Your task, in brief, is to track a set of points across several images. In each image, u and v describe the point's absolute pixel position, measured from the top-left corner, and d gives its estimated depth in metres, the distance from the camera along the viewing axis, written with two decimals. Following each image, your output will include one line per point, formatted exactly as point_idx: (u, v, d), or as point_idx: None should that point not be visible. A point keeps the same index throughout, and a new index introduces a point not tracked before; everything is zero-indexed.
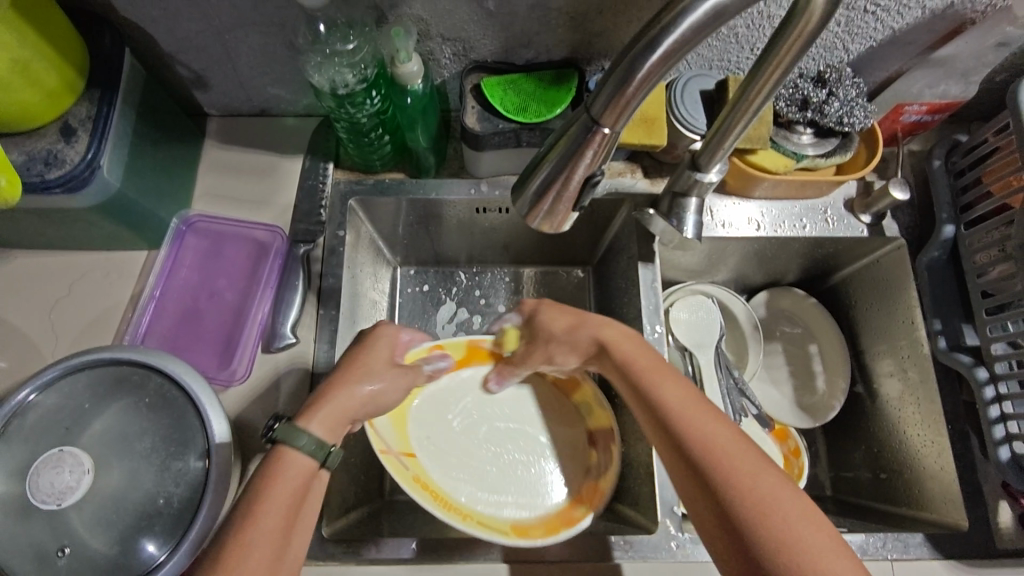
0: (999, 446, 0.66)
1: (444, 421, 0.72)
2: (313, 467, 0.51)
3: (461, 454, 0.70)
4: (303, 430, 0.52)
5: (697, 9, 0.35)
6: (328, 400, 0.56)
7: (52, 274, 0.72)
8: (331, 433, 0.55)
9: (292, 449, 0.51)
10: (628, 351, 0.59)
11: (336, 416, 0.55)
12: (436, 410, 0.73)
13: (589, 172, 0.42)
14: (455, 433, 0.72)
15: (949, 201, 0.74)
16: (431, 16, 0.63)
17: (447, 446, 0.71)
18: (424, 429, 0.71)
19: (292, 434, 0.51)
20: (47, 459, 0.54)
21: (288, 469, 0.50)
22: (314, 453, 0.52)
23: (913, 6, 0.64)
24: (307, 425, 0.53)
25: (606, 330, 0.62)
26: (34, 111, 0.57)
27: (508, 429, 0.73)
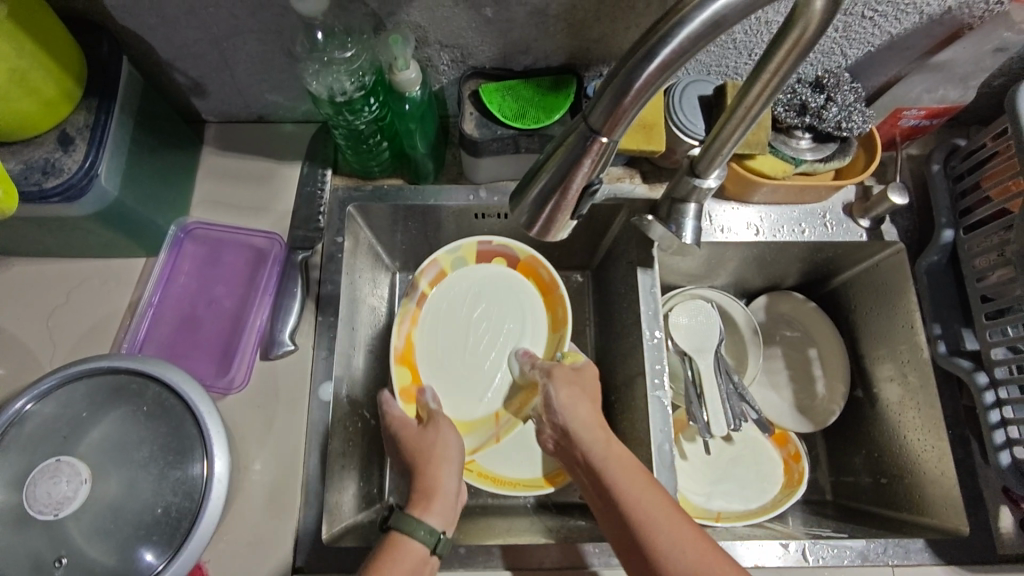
0: (1000, 451, 0.66)
1: (451, 387, 0.74)
2: (425, 553, 0.56)
3: (461, 361, 0.75)
4: (419, 520, 0.57)
5: (695, 18, 0.35)
6: (432, 492, 0.61)
7: (51, 282, 0.72)
8: (444, 520, 0.59)
9: (410, 537, 0.56)
10: (604, 447, 0.61)
11: (444, 503, 0.60)
12: (451, 394, 0.74)
13: (588, 180, 0.42)
14: (455, 374, 0.75)
15: (948, 206, 0.74)
16: (429, 23, 0.63)
17: (467, 381, 0.75)
18: (467, 407, 0.73)
19: (409, 525, 0.57)
20: (44, 468, 0.54)
21: (403, 556, 0.55)
22: (427, 540, 0.57)
23: (911, 12, 0.64)
24: (423, 516, 0.58)
25: (587, 421, 0.64)
26: (31, 121, 0.57)
27: (452, 323, 0.77)
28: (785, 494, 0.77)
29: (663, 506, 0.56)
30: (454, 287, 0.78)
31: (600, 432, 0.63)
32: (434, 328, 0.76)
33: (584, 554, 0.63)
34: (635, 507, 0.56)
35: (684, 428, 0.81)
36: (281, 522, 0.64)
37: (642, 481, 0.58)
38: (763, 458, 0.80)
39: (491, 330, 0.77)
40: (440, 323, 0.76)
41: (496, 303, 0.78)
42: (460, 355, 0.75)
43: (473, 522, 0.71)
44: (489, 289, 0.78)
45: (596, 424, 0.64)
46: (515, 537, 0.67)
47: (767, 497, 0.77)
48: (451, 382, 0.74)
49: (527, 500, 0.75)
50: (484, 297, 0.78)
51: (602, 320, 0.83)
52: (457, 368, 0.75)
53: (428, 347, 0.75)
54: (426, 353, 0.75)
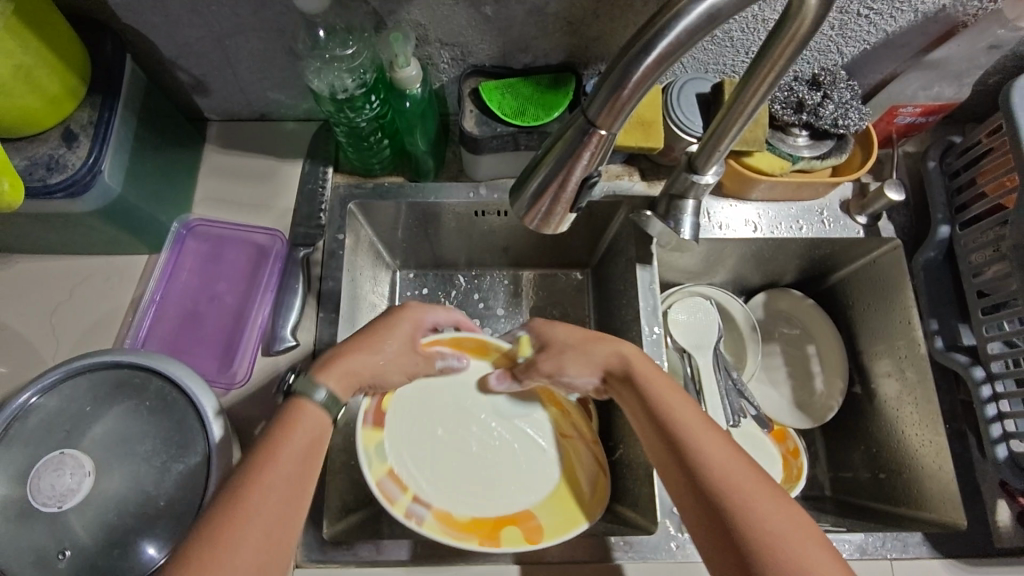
0: (997, 444, 0.66)
1: (504, 490, 0.66)
2: (322, 419, 0.55)
3: (462, 454, 0.68)
4: (321, 386, 0.57)
5: (691, 13, 0.35)
6: (344, 361, 0.59)
7: (54, 279, 0.73)
8: (343, 388, 0.59)
9: (308, 401, 0.55)
10: (644, 370, 0.60)
11: (347, 375, 0.59)
12: (524, 491, 0.67)
13: (587, 173, 0.42)
14: (488, 474, 0.67)
15: (944, 202, 0.75)
16: (430, 22, 0.64)
17: (497, 464, 0.68)
18: (532, 482, 0.67)
19: (309, 388, 0.56)
20: (48, 462, 0.55)
21: (303, 421, 0.54)
22: (325, 407, 0.56)
23: (906, 10, 0.65)
24: (321, 378, 0.57)
25: (624, 352, 0.63)
26: (36, 117, 0.57)
27: (440, 463, 0.67)
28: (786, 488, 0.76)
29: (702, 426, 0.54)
30: (399, 449, 0.67)
31: (637, 360, 0.61)
32: (435, 475, 0.66)
33: (608, 550, 0.63)
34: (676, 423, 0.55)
35: None
36: None
37: (682, 403, 0.56)
38: (762, 451, 0.78)
39: (451, 425, 0.70)
40: (431, 467, 0.67)
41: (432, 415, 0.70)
42: (468, 466, 0.68)
43: None
44: (416, 419, 0.69)
45: (626, 354, 0.62)
46: None
47: None
48: (496, 490, 0.66)
49: None
50: (427, 417, 0.70)
51: (602, 317, 0.83)
52: (484, 467, 0.68)
53: (453, 488, 0.66)
54: (454, 498, 0.65)
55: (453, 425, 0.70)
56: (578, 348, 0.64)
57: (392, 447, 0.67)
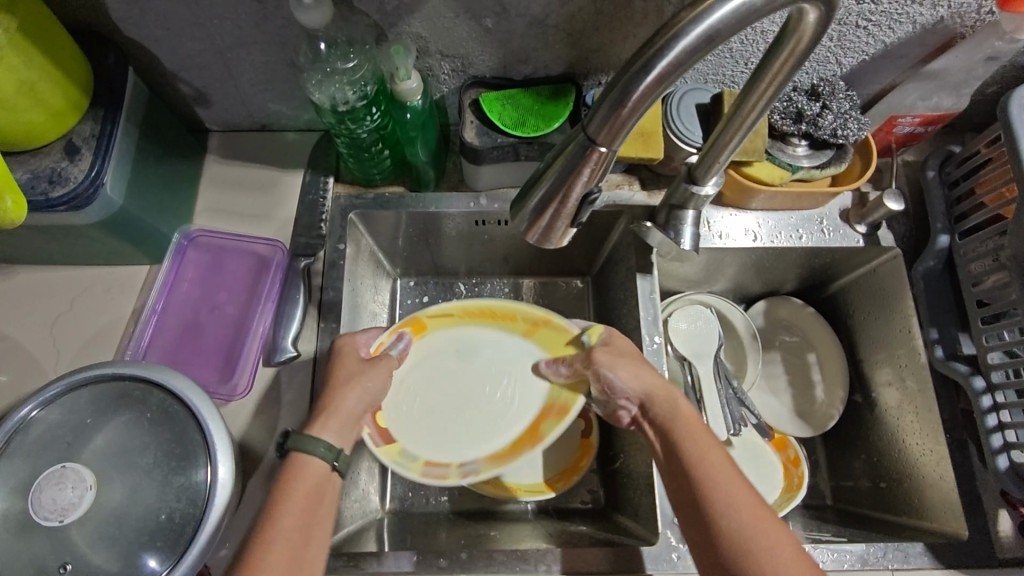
0: (998, 454, 0.66)
1: (516, 393, 0.70)
2: (325, 470, 0.55)
3: (470, 401, 0.70)
4: (314, 437, 0.56)
5: (690, 32, 0.35)
6: (329, 409, 0.59)
7: (55, 289, 0.73)
8: (342, 437, 0.58)
9: (308, 454, 0.55)
10: (679, 410, 0.58)
11: (342, 421, 0.59)
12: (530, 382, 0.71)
13: (588, 188, 0.43)
14: (496, 390, 0.71)
15: (943, 211, 0.75)
16: (431, 34, 0.64)
17: (497, 381, 0.72)
18: (528, 371, 0.72)
19: (307, 442, 0.55)
20: (50, 475, 0.55)
21: (301, 473, 0.54)
22: (326, 457, 0.55)
23: (904, 22, 0.65)
24: (318, 433, 0.57)
25: (661, 386, 0.61)
26: (39, 131, 0.58)
27: (455, 426, 0.69)
28: (785, 499, 0.77)
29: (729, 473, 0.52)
30: (425, 449, 0.67)
31: (669, 397, 0.60)
32: (468, 430, 0.69)
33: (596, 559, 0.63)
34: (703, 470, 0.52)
35: None
36: None
37: (714, 449, 0.54)
38: (765, 465, 0.78)
39: (430, 397, 0.71)
40: (458, 428, 0.69)
41: (418, 398, 0.70)
42: (480, 404, 0.70)
43: (475, 526, 0.72)
44: (409, 426, 0.68)
45: (668, 393, 0.60)
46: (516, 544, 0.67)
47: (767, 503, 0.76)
48: (508, 401, 0.70)
49: (527, 505, 0.75)
50: (414, 413, 0.69)
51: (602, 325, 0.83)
52: (490, 390, 0.71)
53: (484, 424, 0.69)
54: (494, 429, 0.69)
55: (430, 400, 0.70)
56: (636, 368, 0.63)
57: (418, 444, 0.68)
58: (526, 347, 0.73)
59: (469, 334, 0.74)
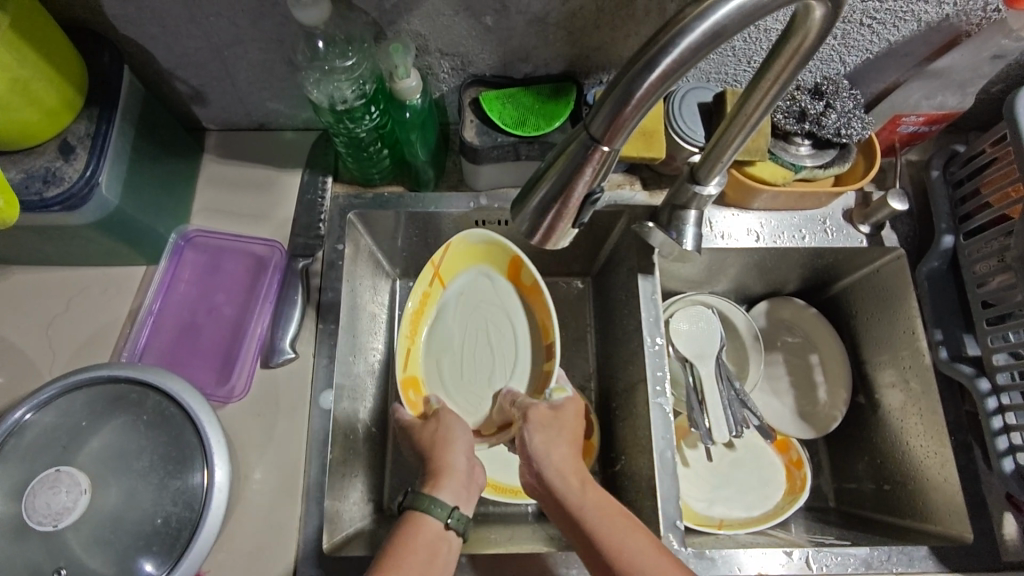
0: (1003, 457, 0.65)
1: (501, 311, 0.77)
2: (440, 528, 0.56)
3: (478, 347, 0.76)
4: (434, 498, 0.58)
5: (696, 28, 0.34)
6: (441, 471, 0.61)
7: (50, 290, 0.72)
8: (458, 497, 0.60)
9: (424, 512, 0.57)
10: (582, 494, 0.60)
11: (455, 480, 0.60)
12: (484, 292, 0.78)
13: (590, 188, 0.42)
14: (485, 323, 0.77)
15: (948, 211, 0.74)
16: (430, 32, 0.64)
17: (478, 322, 0.77)
18: (479, 290, 0.78)
19: (423, 501, 0.57)
20: (42, 480, 0.53)
21: (419, 531, 0.56)
22: (441, 515, 0.57)
23: (909, 20, 0.65)
24: (435, 492, 0.59)
25: (573, 467, 0.63)
26: (33, 130, 0.57)
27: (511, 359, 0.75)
28: (788, 502, 0.76)
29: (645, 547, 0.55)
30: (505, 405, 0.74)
31: (579, 480, 0.62)
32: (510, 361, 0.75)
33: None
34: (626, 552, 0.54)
35: (686, 435, 0.81)
36: (282, 531, 0.64)
37: (629, 527, 0.56)
38: (765, 465, 0.80)
39: (472, 379, 0.74)
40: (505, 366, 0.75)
41: (473, 391, 0.74)
42: (495, 344, 0.76)
43: (475, 529, 0.71)
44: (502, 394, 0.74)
45: (579, 475, 0.62)
46: (518, 545, 0.67)
47: (770, 505, 0.76)
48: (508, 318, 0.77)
49: (528, 507, 0.75)
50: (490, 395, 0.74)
51: (603, 326, 0.83)
52: (486, 330, 0.77)
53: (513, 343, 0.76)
54: (519, 339, 0.76)
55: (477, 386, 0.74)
56: (559, 442, 0.65)
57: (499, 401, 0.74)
58: (457, 287, 0.78)
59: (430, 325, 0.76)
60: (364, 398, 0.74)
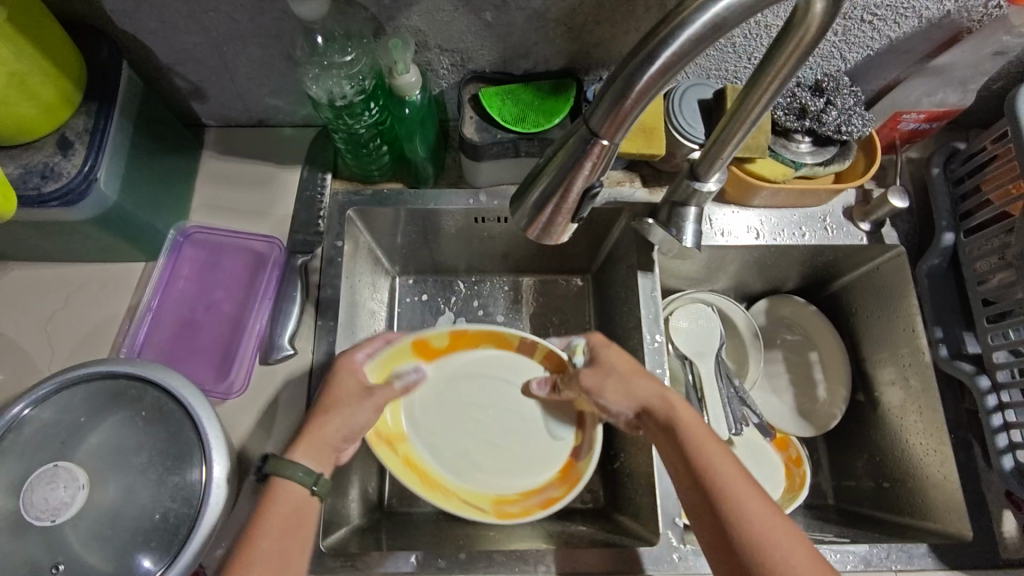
0: (1003, 455, 0.65)
1: (457, 377, 0.74)
2: (304, 495, 0.54)
3: (466, 401, 0.74)
4: (291, 461, 0.54)
5: (696, 21, 0.34)
6: (309, 433, 0.57)
7: (49, 287, 0.72)
8: (320, 462, 0.56)
9: (284, 477, 0.54)
10: (680, 417, 0.57)
11: (320, 446, 0.57)
12: (421, 404, 0.73)
13: (589, 183, 0.42)
14: (455, 398, 0.74)
15: (949, 208, 0.74)
16: (429, 27, 0.64)
17: (450, 406, 0.73)
18: (425, 399, 0.73)
19: (282, 466, 0.54)
20: (42, 475, 0.54)
21: (279, 498, 0.53)
22: (305, 481, 0.54)
23: (910, 16, 0.64)
24: (294, 457, 0.55)
25: (663, 394, 0.60)
26: (31, 125, 0.57)
27: (498, 389, 0.74)
28: (787, 499, 0.76)
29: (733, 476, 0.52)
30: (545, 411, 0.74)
31: (668, 403, 0.59)
32: (505, 391, 0.74)
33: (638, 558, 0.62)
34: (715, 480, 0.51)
35: None
36: None
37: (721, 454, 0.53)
38: (764, 461, 0.78)
39: (506, 428, 0.72)
40: (506, 400, 0.74)
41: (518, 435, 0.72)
42: (482, 404, 0.74)
43: (472, 527, 0.71)
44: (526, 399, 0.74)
45: (667, 400, 0.59)
46: (514, 543, 0.66)
47: None
48: (469, 380, 0.74)
49: None
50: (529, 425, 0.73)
51: (602, 324, 0.82)
52: (463, 401, 0.74)
53: (495, 375, 0.75)
54: (495, 370, 0.75)
55: (518, 443, 0.72)
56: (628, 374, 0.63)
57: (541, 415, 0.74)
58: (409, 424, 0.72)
59: (422, 457, 0.70)
60: None
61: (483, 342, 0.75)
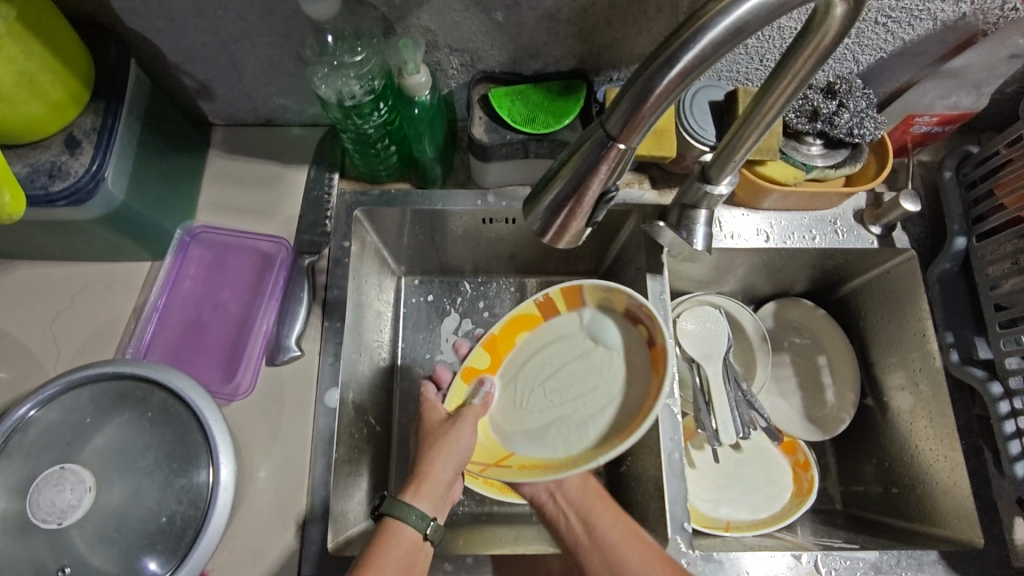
0: (1015, 462, 0.65)
1: (518, 377, 0.70)
2: (417, 538, 0.56)
3: (531, 376, 0.69)
4: (410, 505, 0.57)
5: (718, 24, 0.34)
6: (423, 478, 0.59)
7: (55, 286, 0.71)
8: (434, 506, 0.59)
9: (401, 521, 0.56)
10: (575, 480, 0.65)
11: (435, 488, 0.59)
12: (502, 420, 0.67)
13: (605, 186, 0.41)
14: (525, 390, 0.69)
15: (960, 213, 0.73)
16: (440, 27, 0.63)
17: (527, 402, 0.68)
18: (500, 412, 0.68)
19: (400, 509, 0.56)
20: (48, 476, 0.53)
21: (396, 539, 0.55)
22: (419, 526, 0.56)
23: (924, 18, 0.64)
24: (413, 500, 0.57)
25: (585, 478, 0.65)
26: (38, 124, 0.56)
27: (551, 360, 0.70)
28: (795, 504, 0.76)
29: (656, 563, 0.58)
30: (590, 329, 0.71)
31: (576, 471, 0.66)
32: (558, 353, 0.70)
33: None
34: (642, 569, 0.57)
35: (692, 436, 0.80)
36: (286, 531, 0.63)
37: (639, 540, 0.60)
38: (771, 465, 0.79)
39: (582, 383, 0.68)
40: (565, 362, 0.69)
41: (584, 375, 0.68)
42: (551, 386, 0.68)
43: (479, 531, 0.70)
44: (575, 339, 0.71)
45: (587, 481, 0.65)
46: (524, 547, 0.66)
47: (777, 506, 0.76)
48: (524, 373, 0.70)
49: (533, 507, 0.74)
50: (587, 361, 0.69)
51: None
52: (534, 388, 0.68)
53: (544, 348, 0.71)
54: (541, 345, 0.71)
55: (598, 381, 0.67)
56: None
57: (598, 343, 0.70)
58: (506, 441, 0.66)
59: (538, 455, 0.64)
60: (370, 396, 0.73)
61: (516, 335, 0.72)
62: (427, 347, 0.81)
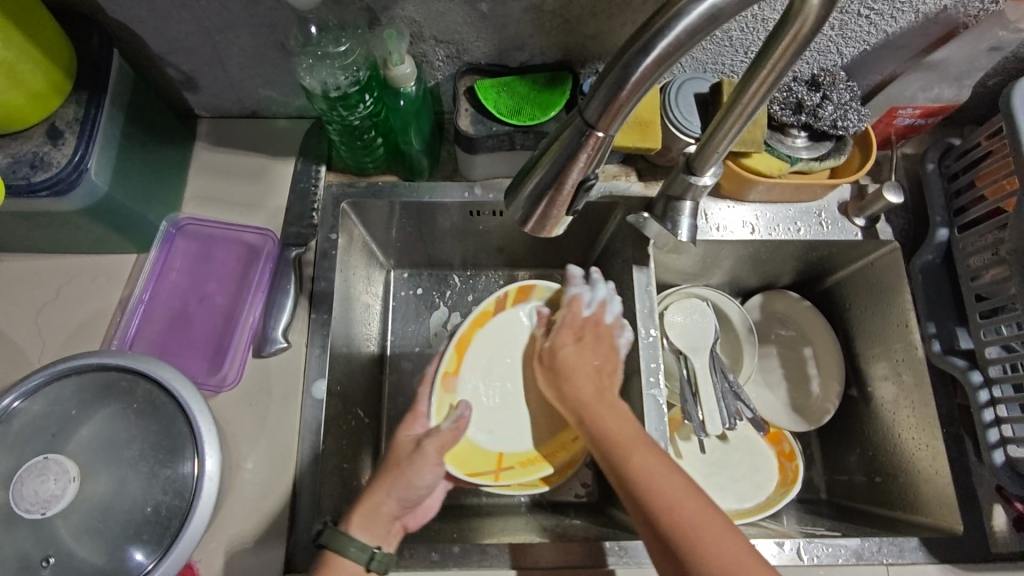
0: (994, 450, 0.66)
1: (489, 382, 0.74)
2: (359, 570, 0.56)
3: (499, 375, 0.75)
4: (349, 536, 0.57)
5: (692, 11, 0.34)
6: (371, 509, 0.59)
7: (40, 278, 0.71)
8: (380, 536, 0.59)
9: (341, 554, 0.56)
10: (564, 361, 0.69)
11: (380, 522, 0.59)
12: (485, 421, 0.72)
13: (584, 174, 0.41)
14: (498, 392, 0.74)
15: (943, 205, 0.74)
16: (424, 18, 0.63)
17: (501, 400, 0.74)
18: (481, 414, 0.72)
19: (340, 541, 0.56)
20: (32, 467, 0.53)
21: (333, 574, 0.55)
22: (359, 558, 0.56)
23: (906, 10, 0.64)
24: (353, 531, 0.57)
25: (596, 395, 0.65)
26: (19, 113, 0.56)
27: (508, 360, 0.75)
28: (780, 493, 0.77)
29: (659, 465, 0.57)
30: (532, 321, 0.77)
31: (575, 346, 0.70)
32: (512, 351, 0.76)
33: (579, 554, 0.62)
34: (640, 470, 0.56)
35: (679, 427, 0.81)
36: (272, 522, 0.63)
37: (634, 443, 0.59)
38: (757, 455, 0.80)
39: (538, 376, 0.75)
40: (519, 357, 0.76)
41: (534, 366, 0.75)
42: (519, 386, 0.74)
43: (467, 522, 0.71)
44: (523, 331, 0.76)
45: (588, 368, 0.68)
46: (510, 537, 0.67)
47: (762, 496, 0.77)
48: (493, 377, 0.74)
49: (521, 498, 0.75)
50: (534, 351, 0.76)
51: None
52: (504, 389, 0.74)
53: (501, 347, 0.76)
54: (496, 340, 0.76)
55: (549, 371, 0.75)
56: (570, 345, 0.70)
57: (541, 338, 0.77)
58: (494, 440, 0.71)
59: (523, 447, 0.71)
60: (358, 388, 0.74)
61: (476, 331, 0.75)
62: (416, 340, 0.81)
